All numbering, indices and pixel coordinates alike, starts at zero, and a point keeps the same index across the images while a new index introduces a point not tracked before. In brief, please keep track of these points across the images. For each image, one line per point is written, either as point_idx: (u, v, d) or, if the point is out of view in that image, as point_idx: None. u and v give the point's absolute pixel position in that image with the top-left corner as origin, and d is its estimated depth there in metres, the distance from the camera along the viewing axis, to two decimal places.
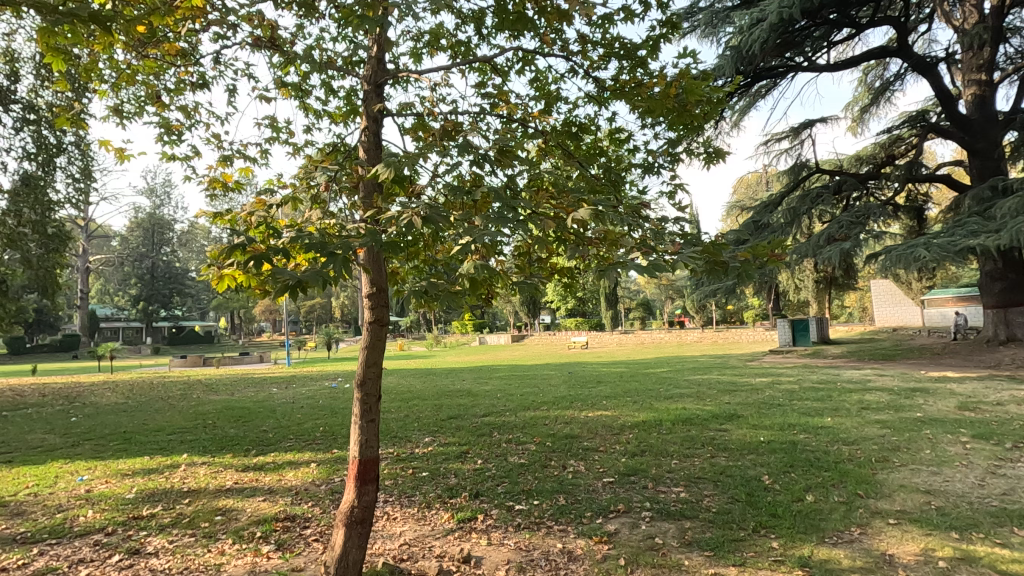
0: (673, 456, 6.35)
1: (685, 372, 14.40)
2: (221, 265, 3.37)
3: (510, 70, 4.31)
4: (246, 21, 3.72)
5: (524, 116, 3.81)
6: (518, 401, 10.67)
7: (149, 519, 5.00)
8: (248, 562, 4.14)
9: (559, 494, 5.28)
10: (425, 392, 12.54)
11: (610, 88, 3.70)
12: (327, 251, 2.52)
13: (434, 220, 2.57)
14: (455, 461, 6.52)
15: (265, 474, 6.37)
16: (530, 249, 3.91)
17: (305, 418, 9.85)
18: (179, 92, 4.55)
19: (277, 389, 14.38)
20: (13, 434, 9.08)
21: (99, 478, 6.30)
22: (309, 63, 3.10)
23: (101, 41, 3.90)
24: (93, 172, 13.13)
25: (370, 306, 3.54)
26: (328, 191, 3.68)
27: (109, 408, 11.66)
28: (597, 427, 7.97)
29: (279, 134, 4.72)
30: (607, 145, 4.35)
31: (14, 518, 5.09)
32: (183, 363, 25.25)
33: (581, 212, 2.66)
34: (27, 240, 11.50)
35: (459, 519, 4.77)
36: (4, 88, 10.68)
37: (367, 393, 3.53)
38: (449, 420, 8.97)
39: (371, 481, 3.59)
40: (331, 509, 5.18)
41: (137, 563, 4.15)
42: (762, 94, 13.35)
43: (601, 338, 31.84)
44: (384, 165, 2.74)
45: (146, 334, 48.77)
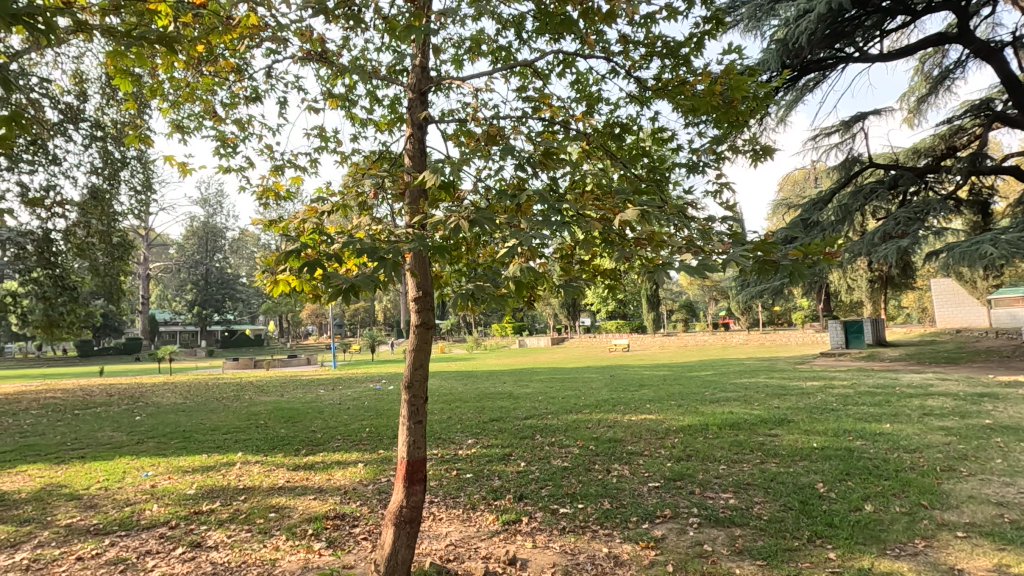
0: (722, 461, 6.20)
1: (732, 376, 14.01)
2: (275, 270, 3.50)
3: (551, 73, 4.31)
4: (296, 37, 3.87)
5: (565, 120, 3.80)
6: (559, 403, 10.64)
7: (208, 514, 5.24)
8: (301, 558, 4.27)
9: (604, 498, 5.24)
10: (468, 394, 12.63)
11: (652, 87, 3.65)
12: (377, 255, 2.60)
13: (481, 224, 2.60)
14: (499, 463, 6.55)
15: (316, 474, 6.57)
16: (573, 251, 3.90)
17: (352, 419, 10.08)
18: (233, 106, 4.76)
19: (324, 391, 14.78)
20: (85, 431, 9.68)
21: (163, 474, 6.65)
22: (357, 75, 3.21)
23: (164, 62, 4.14)
24: (153, 184, 13.84)
25: (416, 309, 3.61)
26: (377, 198, 3.79)
27: (170, 408, 12.27)
28: (641, 431, 7.86)
29: (328, 143, 4.89)
30: (649, 145, 4.28)
31: (88, 510, 5.41)
32: (236, 365, 26.40)
33: (628, 212, 2.63)
34: (96, 249, 12.24)
35: (504, 521, 4.78)
36: (74, 107, 11.42)
37: (414, 396, 3.59)
38: (492, 422, 9.02)
39: (418, 482, 3.65)
40: (379, 509, 5.29)
41: (199, 556, 4.35)
42: (810, 87, 12.88)
43: (643, 340, 31.39)
44: (430, 170, 2.79)
45: (201, 338, 51.11)
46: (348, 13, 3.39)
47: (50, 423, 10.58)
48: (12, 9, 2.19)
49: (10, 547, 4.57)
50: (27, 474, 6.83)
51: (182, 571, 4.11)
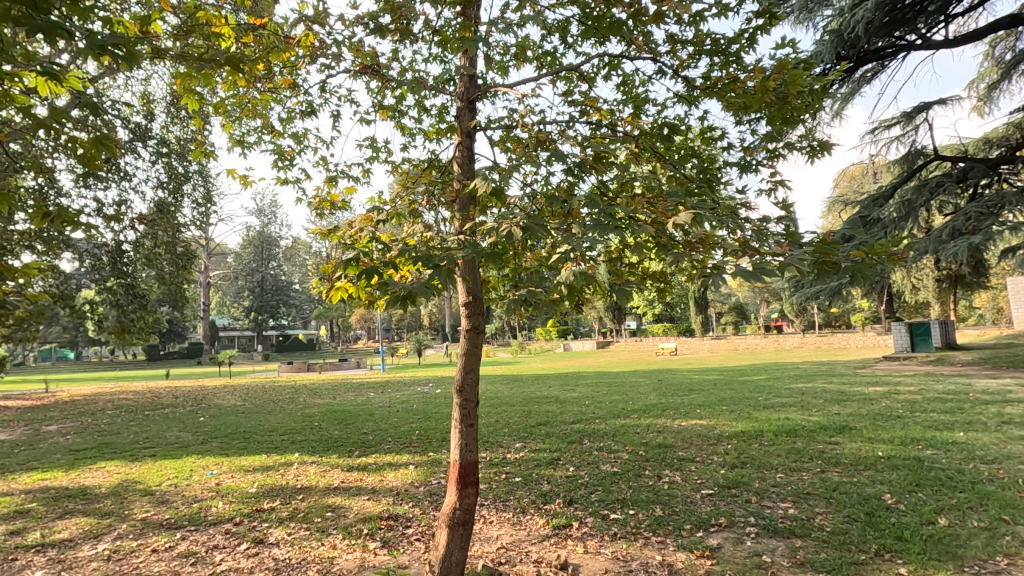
0: (779, 469, 5.99)
1: (786, 380, 13.51)
2: (333, 278, 3.64)
3: (597, 76, 4.29)
4: (350, 52, 4.02)
5: (613, 123, 3.77)
6: (608, 408, 10.53)
7: (269, 512, 5.47)
8: (358, 557, 4.41)
9: (655, 504, 5.16)
10: (514, 398, 12.68)
11: (701, 86, 3.57)
12: (432, 262, 2.67)
13: (534, 231, 2.61)
14: (548, 468, 6.54)
15: (369, 474, 6.76)
16: (622, 253, 3.86)
17: (401, 421, 10.32)
18: (290, 120, 4.98)
19: (374, 394, 15.17)
20: (155, 431, 10.29)
21: (226, 473, 6.99)
22: (409, 86, 3.30)
23: (226, 81, 4.37)
24: (213, 197, 14.56)
25: (467, 314, 3.67)
26: (428, 205, 3.87)
27: (231, 410, 12.87)
28: (692, 436, 7.67)
29: (379, 153, 5.04)
30: (699, 144, 4.19)
31: (161, 505, 5.75)
32: (291, 368, 27.47)
33: (681, 215, 2.58)
34: (163, 259, 12.99)
35: (554, 526, 4.77)
36: (142, 126, 12.19)
37: (466, 399, 3.65)
38: (539, 426, 9.03)
39: (470, 485, 3.70)
40: (431, 511, 5.39)
41: (262, 552, 4.54)
42: (868, 78, 12.30)
43: (692, 344, 30.59)
44: (480, 178, 2.84)
45: (258, 342, 53.37)
46: (398, 27, 3.50)
47: (125, 424, 11.29)
48: (99, 40, 2.38)
49: (92, 538, 4.90)
50: (105, 470, 7.31)
51: (247, 565, 4.30)
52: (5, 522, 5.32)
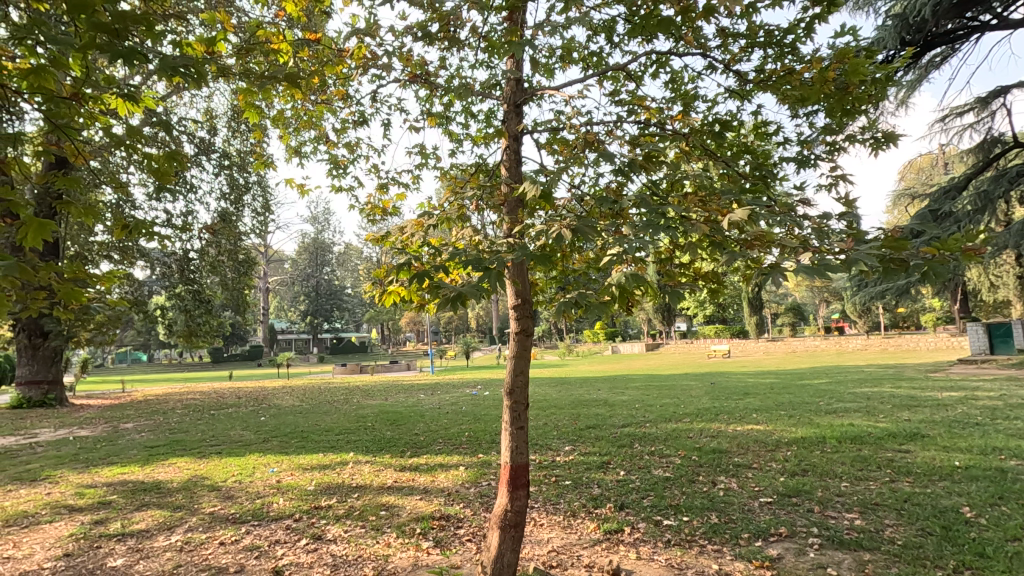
0: (843, 478, 5.70)
1: (849, 384, 12.85)
2: (385, 282, 3.73)
3: (644, 74, 4.21)
4: (400, 62, 4.13)
5: (662, 121, 3.70)
6: (658, 412, 10.30)
7: (327, 509, 5.65)
8: (411, 556, 4.50)
9: (711, 512, 5.01)
10: (562, 401, 12.64)
11: (755, 79, 3.46)
12: (482, 266, 2.70)
13: (585, 232, 2.59)
14: (598, 471, 6.48)
15: (421, 475, 6.88)
16: (672, 253, 3.77)
17: (451, 423, 10.47)
18: (343, 130, 5.15)
19: (424, 396, 15.46)
20: (221, 430, 10.82)
21: (286, 471, 7.28)
22: (458, 93, 3.36)
23: (284, 95, 4.56)
24: (271, 206, 15.23)
25: (515, 316, 3.68)
26: (476, 209, 3.91)
27: (290, 410, 13.40)
28: (748, 442, 7.41)
29: (428, 159, 5.14)
30: (752, 140, 4.04)
31: (227, 500, 6.05)
32: (345, 370, 28.37)
33: (736, 213, 2.49)
34: (225, 267, 13.70)
35: (606, 530, 4.72)
36: (206, 141, 12.91)
37: (515, 402, 3.66)
38: (589, 429, 8.96)
39: (521, 487, 3.71)
40: (482, 512, 5.43)
41: (321, 548, 4.71)
42: (936, 64, 11.57)
43: (746, 347, 29.51)
44: (529, 181, 2.85)
45: (313, 345, 55.37)
46: (446, 35, 3.56)
47: (194, 422, 11.94)
48: (171, 61, 2.55)
49: (166, 529, 5.21)
50: (176, 466, 7.76)
51: (307, 561, 4.46)
52: (90, 512, 5.73)
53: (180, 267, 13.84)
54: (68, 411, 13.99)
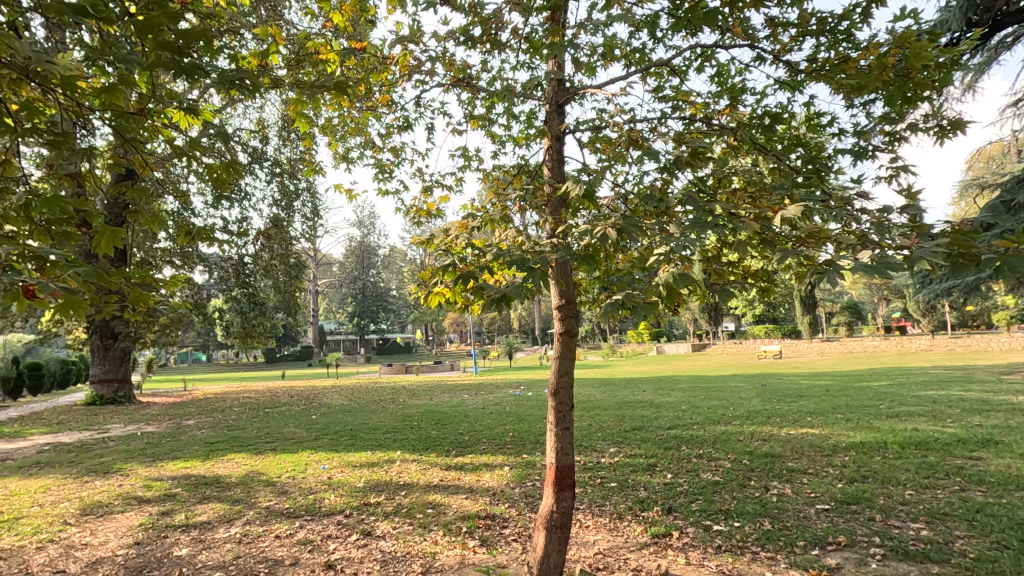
0: (908, 485, 5.41)
1: (913, 387, 12.17)
2: (431, 283, 3.79)
3: (689, 69, 4.12)
4: (443, 66, 4.20)
5: (708, 116, 3.61)
6: (706, 414, 10.05)
7: (376, 506, 5.79)
8: (458, 554, 4.55)
9: (764, 518, 4.85)
10: (606, 402, 12.49)
11: (807, 69, 3.33)
12: (527, 266, 2.71)
13: (631, 232, 2.56)
14: (644, 473, 6.38)
15: (467, 474, 6.95)
16: (719, 251, 3.66)
17: (496, 423, 10.53)
18: (389, 135, 5.27)
19: (468, 396, 15.60)
20: (275, 427, 11.25)
21: (336, 468, 7.50)
22: (500, 95, 3.38)
23: (332, 104, 4.71)
24: (320, 211, 15.74)
25: (559, 317, 3.68)
26: (519, 210, 3.93)
27: (339, 409, 13.79)
28: (803, 446, 7.13)
29: (470, 162, 5.21)
30: (805, 132, 3.88)
31: (282, 495, 6.29)
32: (391, 371, 29.00)
33: (789, 209, 2.40)
34: (277, 270, 14.23)
35: (653, 534, 4.64)
36: (259, 150, 13.47)
37: (560, 402, 3.65)
38: (634, 431, 8.84)
39: (567, 487, 3.69)
40: (527, 512, 5.44)
41: (371, 543, 4.83)
42: (1007, 45, 10.81)
43: (798, 347, 28.38)
44: (573, 181, 2.84)
45: (361, 346, 56.82)
46: (488, 37, 3.59)
47: (250, 420, 12.46)
48: (229, 75, 2.68)
49: (226, 522, 5.46)
50: (234, 461, 8.13)
51: (357, 556, 4.59)
52: (158, 504, 6.07)
53: (236, 271, 14.56)
54: (136, 408, 14.87)
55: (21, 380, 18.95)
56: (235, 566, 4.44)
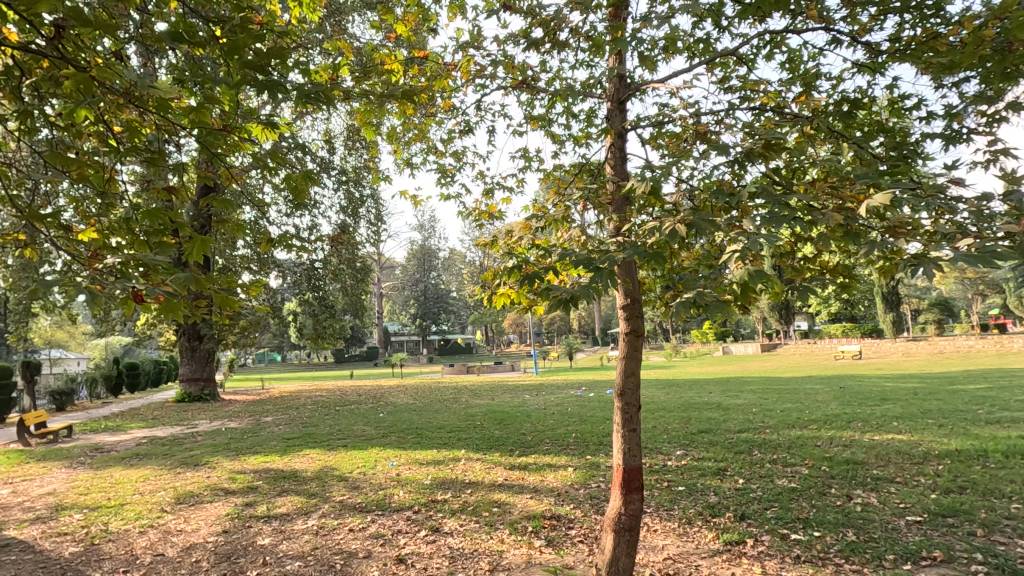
0: (1013, 498, 4.94)
1: (1016, 391, 11.09)
2: (495, 284, 3.82)
3: (757, 57, 3.95)
4: (504, 69, 4.24)
5: (780, 105, 3.44)
6: (779, 417, 9.58)
7: (443, 503, 5.91)
8: (524, 553, 4.58)
9: (847, 528, 4.58)
10: (671, 403, 12.17)
11: (889, 50, 3.11)
12: (593, 265, 2.69)
13: (700, 228, 2.48)
14: (714, 478, 6.17)
15: (530, 474, 6.96)
16: (795, 247, 3.47)
17: (558, 424, 10.48)
18: (451, 140, 5.38)
19: (529, 396, 15.64)
20: (346, 424, 11.74)
21: (405, 465, 7.72)
22: (561, 94, 3.37)
23: (396, 112, 4.86)
24: (384, 216, 16.27)
25: (625, 317, 3.63)
26: (581, 209, 3.91)
27: (405, 408, 14.19)
28: (889, 453, 6.67)
29: (531, 163, 5.24)
30: (887, 118, 3.62)
31: (354, 490, 6.54)
32: (453, 370, 29.52)
33: (876, 197, 2.22)
34: (345, 275, 14.84)
35: (726, 541, 4.47)
36: (326, 160, 14.11)
37: (627, 403, 3.60)
38: (702, 434, 8.55)
39: (635, 490, 3.63)
40: (593, 514, 5.39)
41: (439, 540, 4.94)
42: None
43: (880, 346, 26.49)
44: (638, 179, 2.77)
45: (423, 347, 58.18)
46: (549, 38, 3.61)
47: (322, 417, 13.05)
48: (306, 89, 2.84)
49: (304, 514, 5.74)
50: (310, 457, 8.54)
51: (427, 551, 4.71)
52: (241, 496, 6.47)
53: (308, 276, 15.32)
54: (220, 405, 15.91)
55: (121, 378, 20.72)
56: (313, 556, 4.67)
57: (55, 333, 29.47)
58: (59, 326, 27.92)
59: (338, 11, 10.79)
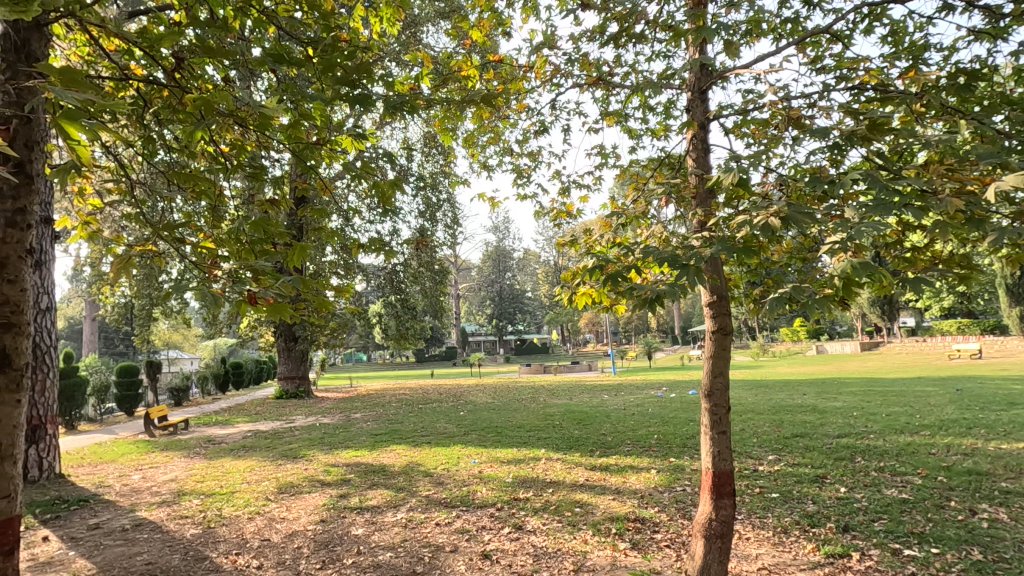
0: None
1: None
2: (576, 284, 3.80)
3: (855, 32, 3.66)
4: (579, 67, 4.22)
5: (882, 82, 3.16)
6: (885, 422, 8.80)
7: (525, 502, 5.96)
8: (609, 555, 4.52)
9: (970, 546, 4.13)
10: (760, 405, 11.55)
11: (1012, 13, 2.79)
12: (680, 263, 2.59)
13: (797, 219, 2.32)
14: (811, 485, 5.78)
15: (612, 475, 6.86)
16: (904, 236, 3.18)
17: (638, 425, 10.26)
18: (526, 141, 5.43)
19: (608, 397, 15.44)
20: (429, 422, 12.14)
21: (487, 463, 7.86)
22: (639, 88, 3.31)
23: (472, 117, 4.96)
24: (460, 219, 16.67)
25: (712, 315, 3.48)
26: (662, 205, 3.80)
27: (484, 406, 14.47)
28: (1020, 464, 5.95)
29: (607, 159, 5.18)
30: (1012, 87, 3.23)
31: (439, 486, 6.76)
32: (529, 370, 29.70)
33: (1006, 179, 1.98)
34: (424, 277, 15.37)
35: (827, 553, 4.18)
36: (405, 167, 14.66)
37: (715, 405, 3.46)
38: (796, 437, 8.05)
39: (727, 495, 3.48)
40: (679, 518, 5.23)
41: (523, 538, 4.99)
42: None
43: (1004, 345, 23.66)
44: (724, 171, 2.65)
45: (500, 347, 58.90)
46: (626, 32, 3.54)
47: (407, 414, 13.57)
48: (391, 100, 2.98)
49: (393, 507, 6.00)
50: (397, 452, 8.93)
51: (512, 548, 4.77)
52: (336, 487, 6.87)
53: (391, 279, 15.98)
54: (314, 402, 16.98)
55: (228, 376, 22.59)
56: (403, 548, 4.86)
57: (172, 335, 32.69)
58: (175, 329, 30.95)
59: (414, 23, 11.21)
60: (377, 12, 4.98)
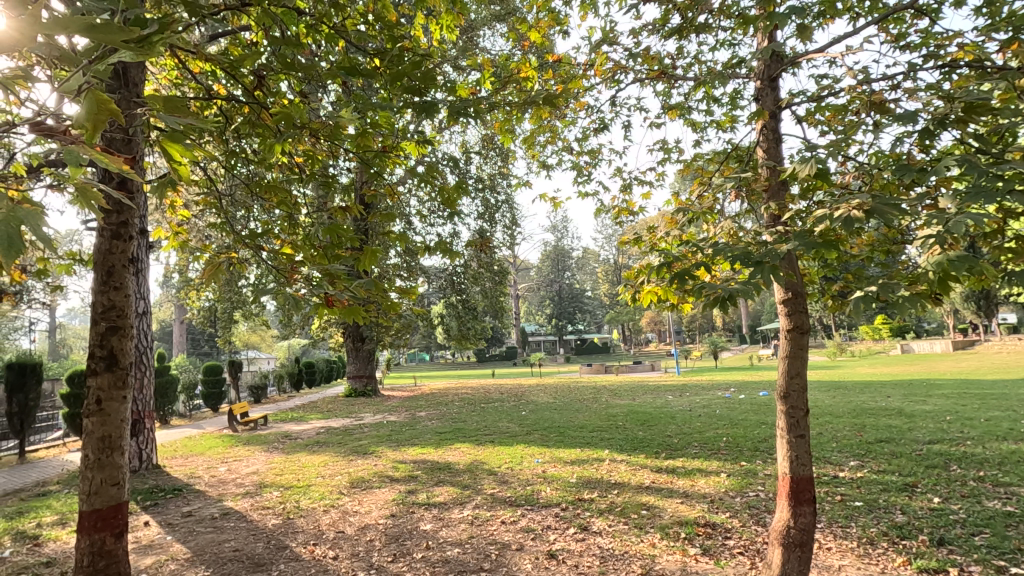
0: None
1: None
2: (640, 282, 3.73)
3: (944, 5, 3.38)
4: (639, 62, 4.15)
5: (979, 57, 2.91)
6: (985, 427, 8.06)
7: (590, 502, 5.91)
8: (679, 560, 4.40)
9: None
10: (840, 407, 10.89)
11: None
12: (753, 261, 2.48)
13: (883, 211, 2.17)
14: (898, 494, 5.39)
15: (679, 478, 6.68)
16: (1007, 224, 2.90)
17: (706, 426, 9.94)
18: (586, 139, 5.40)
19: (673, 397, 15.02)
20: (492, 421, 12.27)
21: (550, 462, 7.85)
22: (703, 79, 3.22)
23: (532, 117, 4.98)
24: (519, 220, 16.74)
25: (787, 313, 3.32)
26: (731, 199, 3.66)
27: (546, 406, 14.47)
28: None
29: (670, 154, 5.06)
30: None
31: (503, 484, 6.81)
32: (591, 370, 29.41)
33: None
34: (484, 277, 15.55)
35: (920, 568, 3.89)
36: (463, 170, 14.88)
37: (793, 407, 3.29)
38: (880, 442, 7.54)
39: (806, 502, 3.31)
40: (753, 524, 5.02)
41: (588, 538, 4.95)
42: None
43: None
44: (801, 162, 2.52)
45: (560, 346, 58.65)
46: (690, 23, 3.45)
47: (470, 413, 13.78)
48: (455, 104, 3.05)
49: (459, 504, 6.12)
50: (461, 450, 9.08)
51: (578, 549, 4.75)
52: (404, 483, 7.08)
53: (452, 280, 16.28)
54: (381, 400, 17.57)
55: (301, 375, 23.78)
56: (470, 545, 4.94)
57: (250, 337, 34.72)
58: (253, 331, 32.84)
59: (471, 28, 11.35)
60: (438, 19, 5.08)
